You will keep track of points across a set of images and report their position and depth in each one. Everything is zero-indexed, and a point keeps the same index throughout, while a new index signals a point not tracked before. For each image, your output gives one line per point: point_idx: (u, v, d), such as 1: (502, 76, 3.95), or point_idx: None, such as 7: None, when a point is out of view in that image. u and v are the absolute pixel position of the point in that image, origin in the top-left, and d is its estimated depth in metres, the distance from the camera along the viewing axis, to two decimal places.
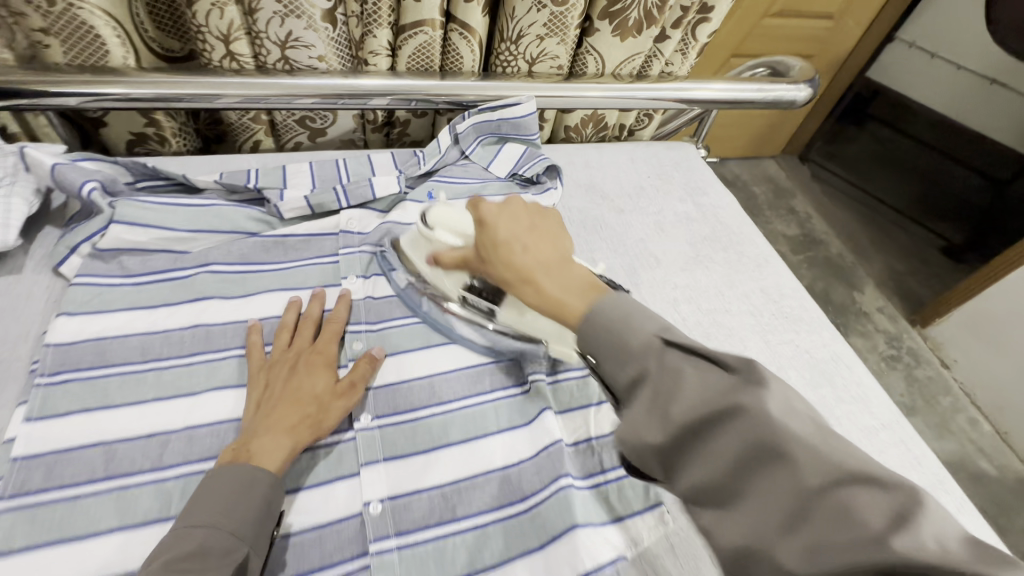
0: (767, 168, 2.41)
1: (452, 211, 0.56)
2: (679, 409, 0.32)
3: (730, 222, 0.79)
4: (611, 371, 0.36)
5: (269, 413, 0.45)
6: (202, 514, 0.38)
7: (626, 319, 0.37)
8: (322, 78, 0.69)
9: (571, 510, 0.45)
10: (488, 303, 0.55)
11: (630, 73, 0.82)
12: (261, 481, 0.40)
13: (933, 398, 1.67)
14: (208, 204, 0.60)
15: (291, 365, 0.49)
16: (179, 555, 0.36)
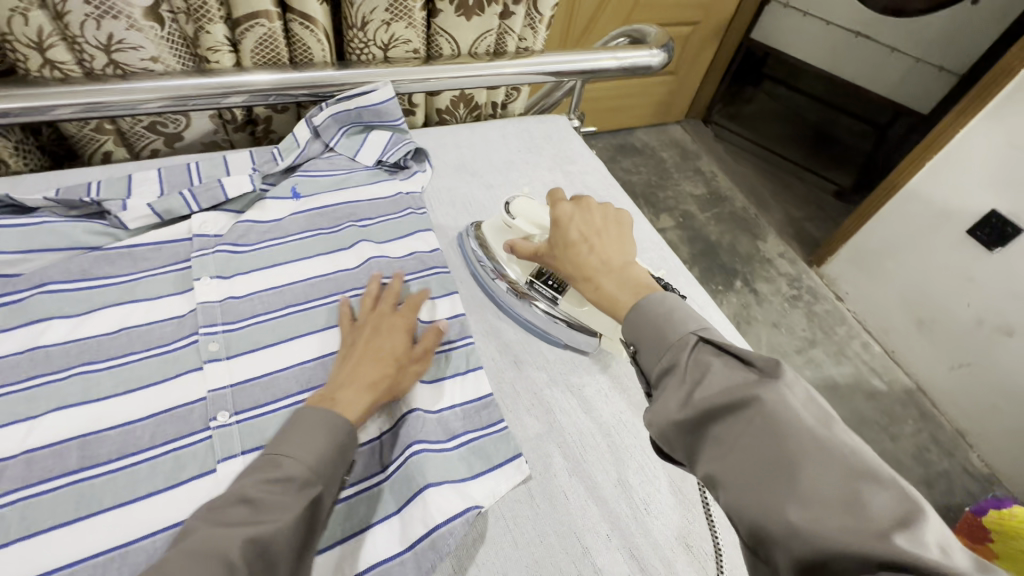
0: (673, 133, 2.52)
1: (534, 203, 0.60)
2: (701, 395, 0.39)
3: (596, 186, 0.83)
4: (649, 360, 0.43)
5: (355, 368, 0.49)
6: (288, 448, 0.41)
7: (668, 317, 0.44)
8: (159, 80, 0.67)
9: (424, 470, 0.46)
10: (553, 291, 0.60)
11: (488, 51, 0.84)
12: (341, 424, 0.44)
13: (830, 329, 1.84)
14: (40, 222, 0.57)
15: (375, 328, 0.53)
16: (264, 478, 0.39)
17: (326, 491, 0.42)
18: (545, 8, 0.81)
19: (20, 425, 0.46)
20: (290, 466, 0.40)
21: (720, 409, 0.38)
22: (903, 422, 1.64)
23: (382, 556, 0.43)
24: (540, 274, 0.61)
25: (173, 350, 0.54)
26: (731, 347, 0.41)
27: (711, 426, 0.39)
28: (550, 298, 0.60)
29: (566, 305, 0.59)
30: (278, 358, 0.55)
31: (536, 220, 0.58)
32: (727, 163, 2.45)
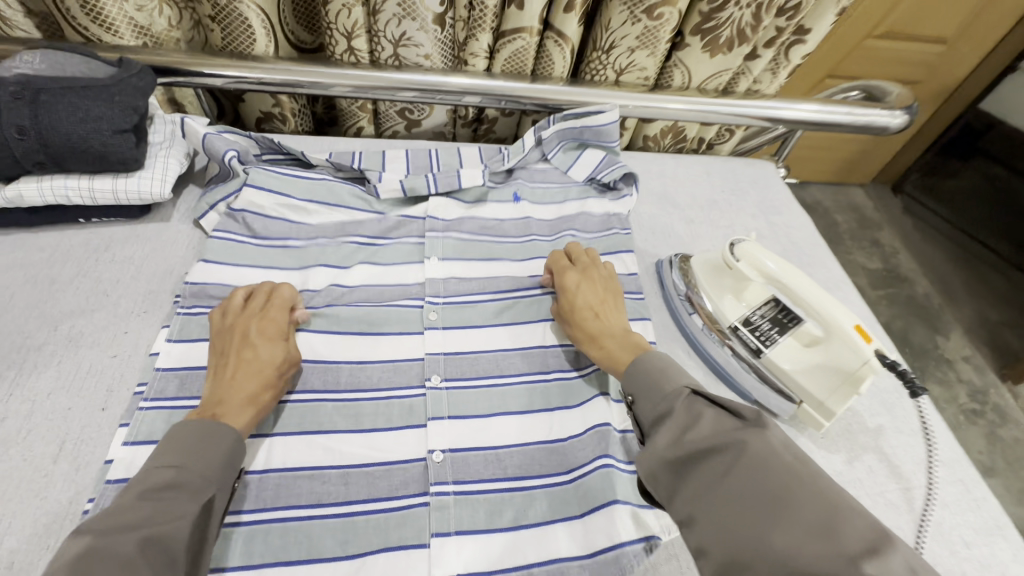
0: (854, 196, 2.28)
1: (764, 249, 0.57)
2: (692, 438, 0.41)
3: (802, 243, 0.78)
4: (646, 409, 0.46)
5: (240, 376, 0.48)
6: (175, 456, 0.41)
7: (663, 372, 0.47)
8: (425, 75, 0.76)
9: (613, 486, 0.48)
10: (759, 343, 0.57)
11: (716, 88, 0.83)
12: (229, 437, 0.44)
13: (1017, 461, 1.54)
14: (319, 178, 0.68)
15: (246, 330, 0.51)
16: (156, 486, 0.39)
17: (210, 513, 0.41)
18: (793, 54, 0.78)
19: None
20: (176, 473, 0.40)
21: (709, 451, 0.40)
22: None
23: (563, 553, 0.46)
24: (748, 321, 0.59)
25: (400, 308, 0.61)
26: (717, 398, 0.44)
27: (702, 465, 0.40)
28: (754, 349, 0.57)
29: (770, 361, 0.56)
30: (487, 340, 0.59)
31: (762, 268, 0.56)
32: (913, 240, 2.17)
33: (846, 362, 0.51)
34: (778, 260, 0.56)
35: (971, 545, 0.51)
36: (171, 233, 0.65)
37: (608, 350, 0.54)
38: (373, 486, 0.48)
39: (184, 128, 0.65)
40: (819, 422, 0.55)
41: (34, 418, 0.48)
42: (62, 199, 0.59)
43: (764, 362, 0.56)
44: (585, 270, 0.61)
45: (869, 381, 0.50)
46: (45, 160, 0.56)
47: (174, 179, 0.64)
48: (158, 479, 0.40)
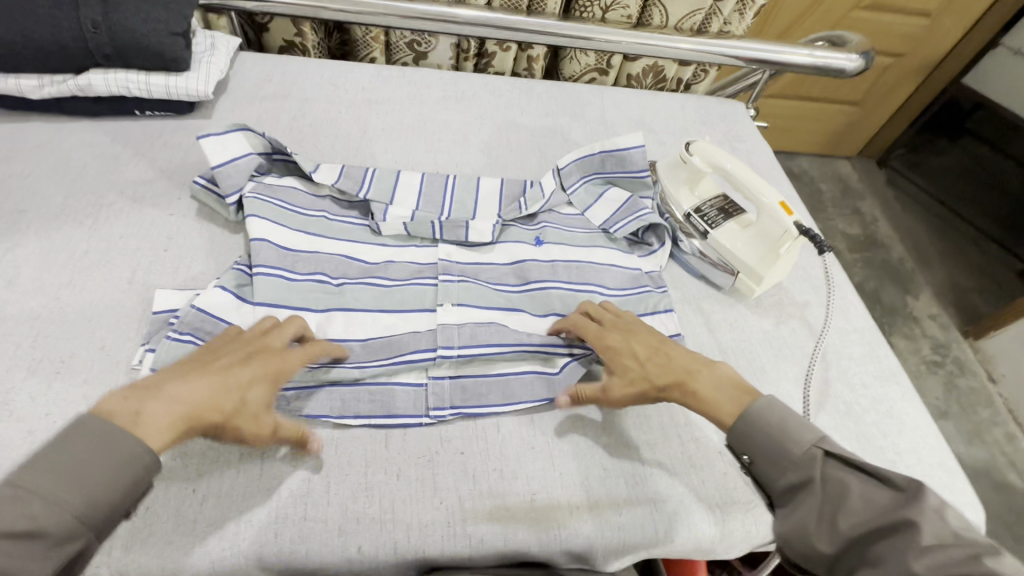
0: (839, 168, 2.38)
1: (714, 147, 0.68)
2: (847, 523, 0.40)
3: (760, 165, 0.89)
4: (772, 474, 0.45)
5: (215, 386, 0.43)
6: (52, 483, 0.36)
7: (784, 429, 0.45)
8: (432, 5, 0.87)
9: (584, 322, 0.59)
10: (706, 226, 0.68)
11: (691, 28, 0.93)
12: (139, 461, 0.38)
13: (970, 407, 1.66)
14: (316, 213, 0.63)
15: (250, 353, 0.47)
16: (8, 528, 0.33)
17: (76, 563, 0.36)
18: None
19: (316, 217, 0.63)
20: (44, 512, 0.35)
21: (873, 531, 0.39)
22: None
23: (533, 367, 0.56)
24: (699, 209, 0.69)
25: None
26: (862, 465, 0.42)
27: (866, 550, 0.39)
28: (702, 232, 0.68)
29: (715, 241, 0.67)
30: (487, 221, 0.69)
31: (713, 160, 0.67)
32: (893, 210, 2.27)
33: (773, 233, 0.63)
34: (726, 155, 0.67)
35: (868, 385, 0.63)
36: (213, 127, 0.75)
37: (703, 394, 0.50)
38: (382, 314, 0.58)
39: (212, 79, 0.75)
40: (751, 289, 0.66)
41: (111, 253, 0.60)
42: (123, 90, 0.70)
43: (710, 242, 0.67)
44: (626, 326, 0.56)
45: (791, 244, 0.61)
46: (111, 53, 0.67)
47: (215, 81, 0.75)
48: (23, 514, 0.34)
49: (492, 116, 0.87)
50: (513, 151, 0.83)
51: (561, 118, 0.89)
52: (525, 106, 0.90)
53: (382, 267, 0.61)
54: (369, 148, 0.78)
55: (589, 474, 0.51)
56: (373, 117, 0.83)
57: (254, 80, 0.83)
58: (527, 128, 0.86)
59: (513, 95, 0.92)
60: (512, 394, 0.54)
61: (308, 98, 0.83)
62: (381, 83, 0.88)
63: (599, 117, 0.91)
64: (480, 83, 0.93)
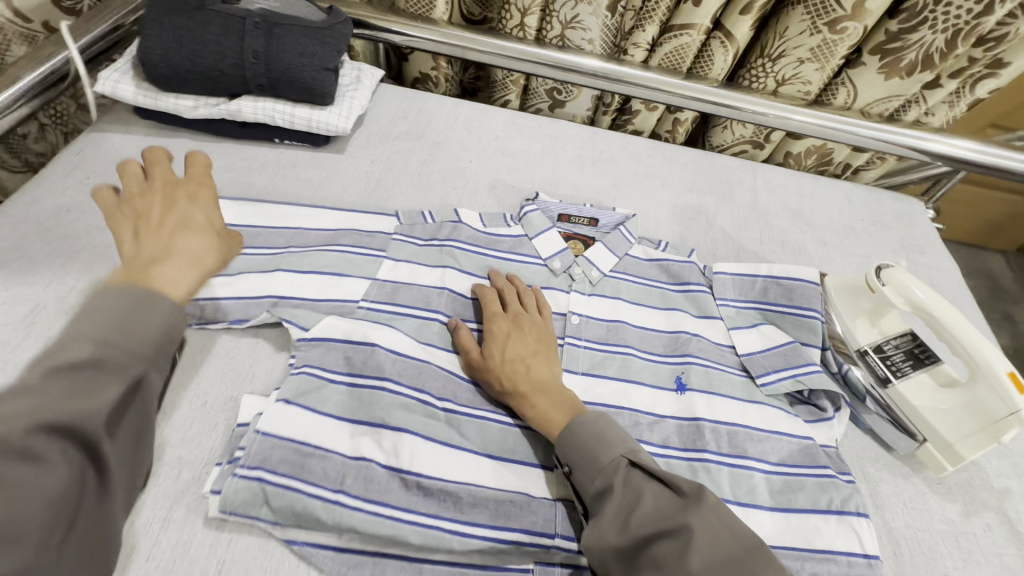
0: (990, 263, 2.05)
1: (915, 278, 0.56)
2: (639, 522, 0.41)
3: (945, 287, 0.74)
4: (582, 479, 0.45)
5: (149, 228, 0.44)
6: (98, 326, 0.35)
7: (598, 436, 0.46)
8: (585, 57, 0.80)
9: (736, 487, 0.49)
10: (887, 372, 0.56)
11: (881, 113, 0.80)
12: (168, 310, 0.38)
13: None
14: (433, 315, 0.59)
15: (149, 208, 0.45)
16: (67, 361, 0.33)
17: (105, 426, 0.34)
18: (979, 88, 0.74)
19: (432, 321, 0.58)
20: (98, 347, 0.34)
21: (657, 532, 0.40)
22: None
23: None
24: (879, 349, 0.57)
25: (525, 265, 0.66)
26: (659, 472, 0.44)
27: (649, 550, 0.40)
28: (882, 378, 0.56)
29: (897, 392, 0.55)
30: (612, 331, 0.61)
31: (913, 301, 0.54)
32: None
33: (988, 407, 0.49)
34: (934, 294, 0.54)
35: None
36: (344, 163, 0.73)
37: (539, 409, 0.50)
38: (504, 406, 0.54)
39: (334, 115, 0.71)
40: (940, 464, 0.53)
41: None
42: (268, 119, 0.69)
43: (891, 392, 0.55)
44: (517, 316, 0.57)
45: (1013, 431, 0.47)
46: (265, 84, 0.66)
47: (354, 118, 0.73)
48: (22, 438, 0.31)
49: (629, 183, 0.78)
50: (649, 229, 0.74)
51: (706, 197, 0.79)
52: (667, 176, 0.81)
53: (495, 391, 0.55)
54: (495, 205, 0.72)
55: None
56: (502, 171, 0.77)
57: (390, 116, 0.81)
58: (668, 204, 0.77)
59: (653, 162, 0.83)
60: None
61: (439, 141, 0.79)
62: (514, 132, 0.83)
63: (750, 200, 0.80)
64: (619, 144, 0.85)
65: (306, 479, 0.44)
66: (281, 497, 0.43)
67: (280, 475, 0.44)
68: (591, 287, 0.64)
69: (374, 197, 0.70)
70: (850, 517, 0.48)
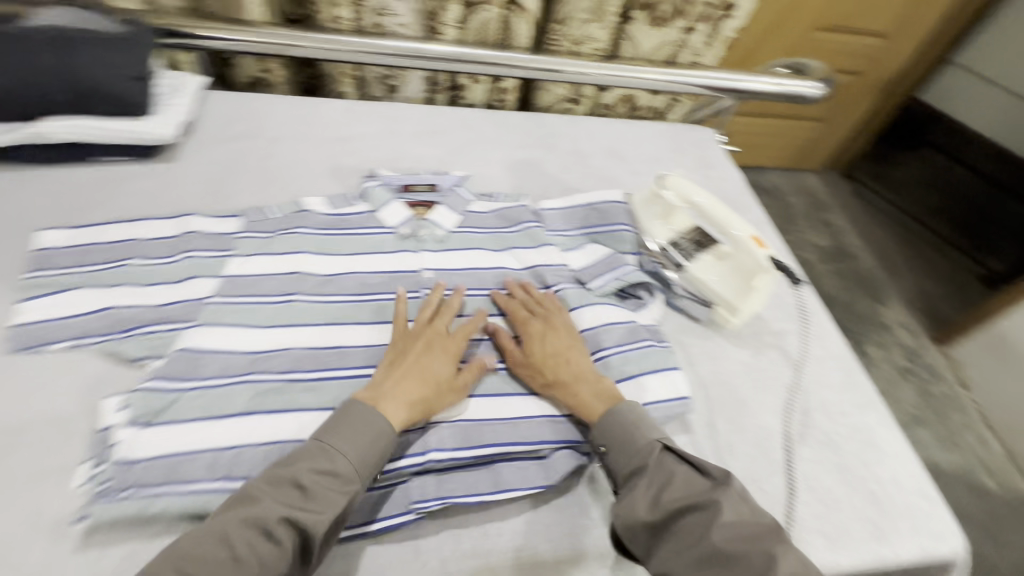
0: (807, 181, 2.45)
1: (686, 181, 0.71)
2: (669, 498, 0.47)
3: (732, 191, 0.91)
4: (622, 462, 0.51)
5: (399, 377, 0.53)
6: (291, 484, 0.44)
7: (635, 425, 0.52)
8: (403, 40, 0.86)
9: (578, 370, 0.59)
10: (681, 259, 0.68)
11: (661, 59, 0.96)
12: (383, 440, 0.48)
13: (944, 413, 1.69)
14: (286, 300, 0.61)
15: (424, 344, 0.56)
16: (243, 522, 0.41)
17: (322, 504, 0.43)
18: (724, 28, 0.93)
19: (288, 304, 0.61)
20: (267, 512, 0.42)
21: (684, 509, 0.46)
22: (1012, 531, 1.47)
23: (522, 442, 0.54)
24: (675, 243, 0.70)
25: (375, 234, 0.71)
26: (689, 457, 0.50)
27: (678, 523, 0.46)
28: (677, 264, 0.68)
29: (691, 272, 0.68)
30: (464, 277, 0.68)
31: (687, 195, 0.69)
32: (861, 220, 2.33)
33: (747, 266, 0.65)
34: (698, 189, 0.70)
35: (846, 413, 0.63)
36: (178, 171, 0.73)
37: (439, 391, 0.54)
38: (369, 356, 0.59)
39: (152, 123, 0.70)
40: (727, 320, 0.67)
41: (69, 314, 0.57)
42: (80, 137, 0.67)
43: (686, 275, 0.68)
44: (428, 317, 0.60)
45: (763, 277, 0.64)
46: (71, 100, 0.65)
47: (179, 125, 0.73)
48: (260, 509, 0.42)
49: (465, 149, 0.86)
50: (488, 185, 0.82)
51: (534, 151, 0.90)
52: (500, 139, 0.90)
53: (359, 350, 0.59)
54: (341, 187, 0.77)
55: (566, 524, 0.53)
56: (343, 155, 0.81)
57: (221, 120, 0.81)
58: (503, 162, 0.86)
59: (485, 128, 0.92)
60: (502, 480, 0.52)
61: (277, 138, 0.81)
62: (351, 119, 0.87)
63: (573, 147, 0.92)
64: (453, 116, 0.92)
65: (178, 482, 0.47)
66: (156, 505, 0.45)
67: (152, 486, 0.46)
68: (438, 244, 0.71)
69: (216, 198, 0.72)
70: (670, 373, 0.60)
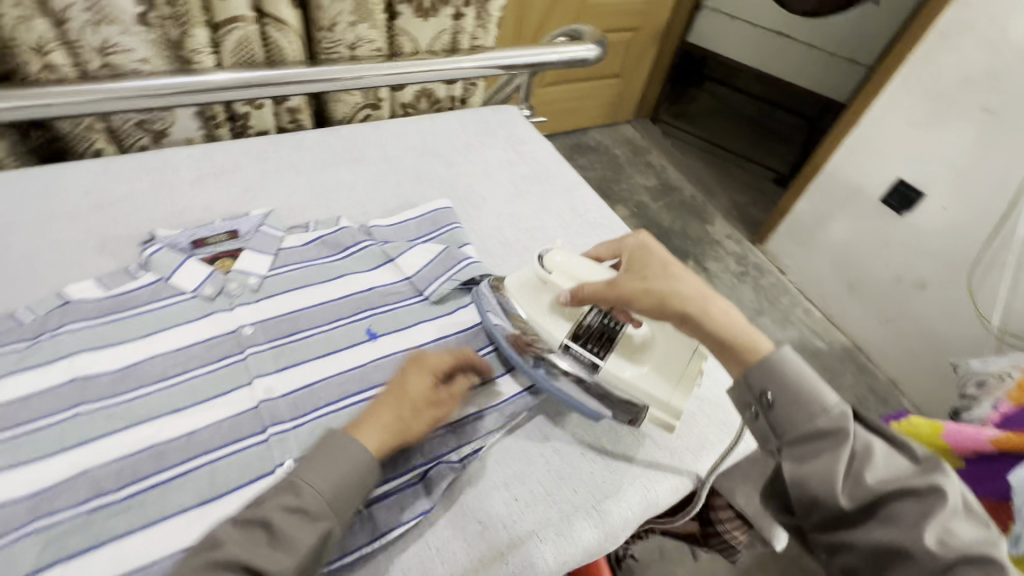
0: (625, 132, 2.69)
1: (569, 257, 0.63)
2: (874, 479, 0.42)
3: (546, 161, 0.95)
4: (798, 420, 0.46)
5: (370, 403, 0.49)
6: (307, 474, 0.43)
7: (808, 382, 0.47)
8: (147, 78, 0.74)
9: None
10: (592, 357, 0.58)
11: (443, 48, 0.96)
12: (353, 454, 0.45)
13: (775, 299, 1.99)
14: (70, 415, 0.50)
15: (401, 367, 0.53)
16: (280, 503, 0.42)
17: (332, 495, 0.43)
18: (492, 8, 0.96)
19: (73, 420, 0.50)
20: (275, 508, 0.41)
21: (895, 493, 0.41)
22: (843, 375, 1.79)
23: (390, 475, 0.51)
24: (576, 338, 0.60)
25: (174, 304, 0.61)
26: (886, 432, 0.45)
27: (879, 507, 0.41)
28: (590, 365, 0.58)
29: (608, 373, 0.58)
30: (295, 321, 0.62)
31: (573, 273, 0.62)
32: (676, 155, 2.62)
33: (677, 354, 0.59)
34: (586, 264, 0.63)
35: None
36: None
37: (417, 425, 0.50)
38: (194, 446, 0.51)
39: None
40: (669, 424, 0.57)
41: None
42: None
43: (604, 373, 0.58)
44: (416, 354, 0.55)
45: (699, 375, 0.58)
46: None
47: None
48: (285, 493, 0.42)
49: (262, 183, 0.79)
50: (298, 215, 0.76)
51: (342, 168, 0.85)
52: (301, 162, 0.84)
53: (183, 442, 0.51)
54: (116, 261, 0.65)
55: (464, 535, 0.50)
56: (108, 224, 0.68)
57: None
58: (310, 187, 0.80)
59: (281, 154, 0.84)
60: (380, 523, 0.48)
61: (11, 223, 0.66)
62: (110, 179, 0.74)
63: (382, 154, 0.89)
64: (240, 150, 0.83)
65: None
66: None
67: None
68: (254, 294, 0.64)
69: None
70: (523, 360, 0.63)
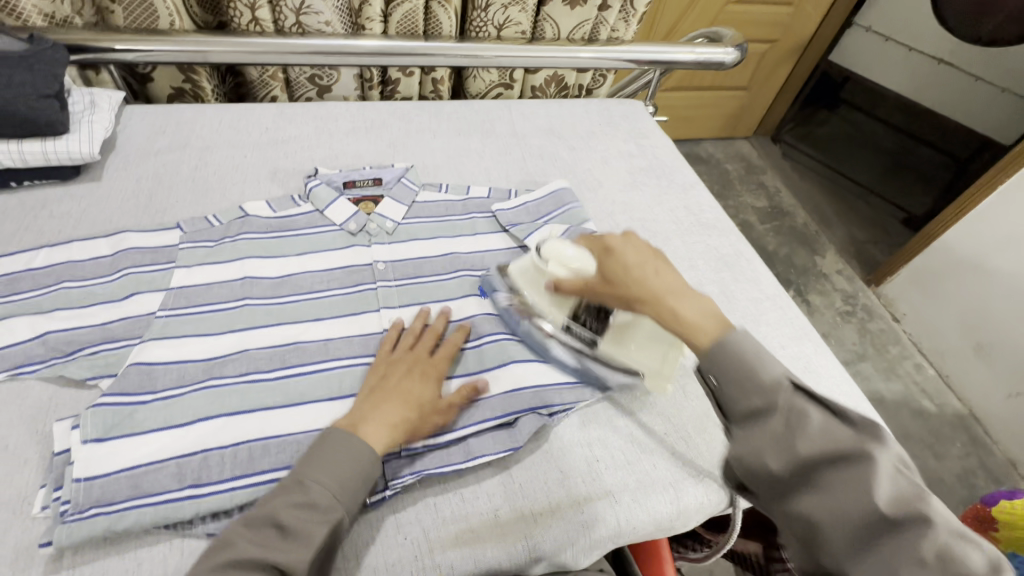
0: (741, 148, 2.57)
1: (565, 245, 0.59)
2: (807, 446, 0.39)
3: (665, 157, 0.96)
4: (734, 398, 0.42)
5: (381, 399, 0.51)
6: (313, 470, 0.45)
7: (753, 357, 0.43)
8: (328, 37, 0.85)
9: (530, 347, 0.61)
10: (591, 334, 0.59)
11: (582, 37, 1.00)
12: (363, 451, 0.46)
13: (882, 346, 1.83)
14: (241, 306, 0.60)
15: (403, 371, 0.54)
16: (292, 503, 0.43)
17: (337, 483, 0.45)
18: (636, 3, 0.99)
19: (241, 310, 0.60)
20: (300, 494, 0.43)
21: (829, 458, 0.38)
22: (950, 443, 1.60)
23: (490, 417, 0.54)
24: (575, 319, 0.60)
25: (323, 232, 0.70)
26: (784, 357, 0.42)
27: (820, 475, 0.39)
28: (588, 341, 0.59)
29: None
30: (421, 265, 0.69)
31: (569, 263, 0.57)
32: (793, 178, 2.46)
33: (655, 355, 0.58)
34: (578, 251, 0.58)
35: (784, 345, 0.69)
36: (105, 189, 0.70)
37: (388, 416, 0.49)
38: (331, 351, 0.58)
39: (68, 145, 0.67)
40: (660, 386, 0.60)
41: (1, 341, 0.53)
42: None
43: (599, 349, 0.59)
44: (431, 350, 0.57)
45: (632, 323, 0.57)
46: None
47: (99, 141, 0.70)
48: (301, 489, 0.44)
49: (403, 141, 0.87)
50: (431, 174, 0.84)
51: (473, 137, 0.92)
52: (437, 127, 0.92)
53: (320, 346, 0.58)
54: (282, 189, 0.75)
55: (545, 478, 0.53)
56: (279, 158, 0.80)
57: (146, 134, 0.78)
58: (443, 150, 0.88)
59: (422, 118, 0.93)
60: (475, 449, 0.53)
61: (207, 146, 0.79)
62: (284, 121, 0.86)
63: (510, 129, 0.95)
64: (388, 110, 0.93)
65: (144, 494, 0.46)
66: (125, 520, 0.44)
67: (117, 504, 0.45)
68: (388, 236, 0.72)
69: (149, 213, 0.69)
70: None
